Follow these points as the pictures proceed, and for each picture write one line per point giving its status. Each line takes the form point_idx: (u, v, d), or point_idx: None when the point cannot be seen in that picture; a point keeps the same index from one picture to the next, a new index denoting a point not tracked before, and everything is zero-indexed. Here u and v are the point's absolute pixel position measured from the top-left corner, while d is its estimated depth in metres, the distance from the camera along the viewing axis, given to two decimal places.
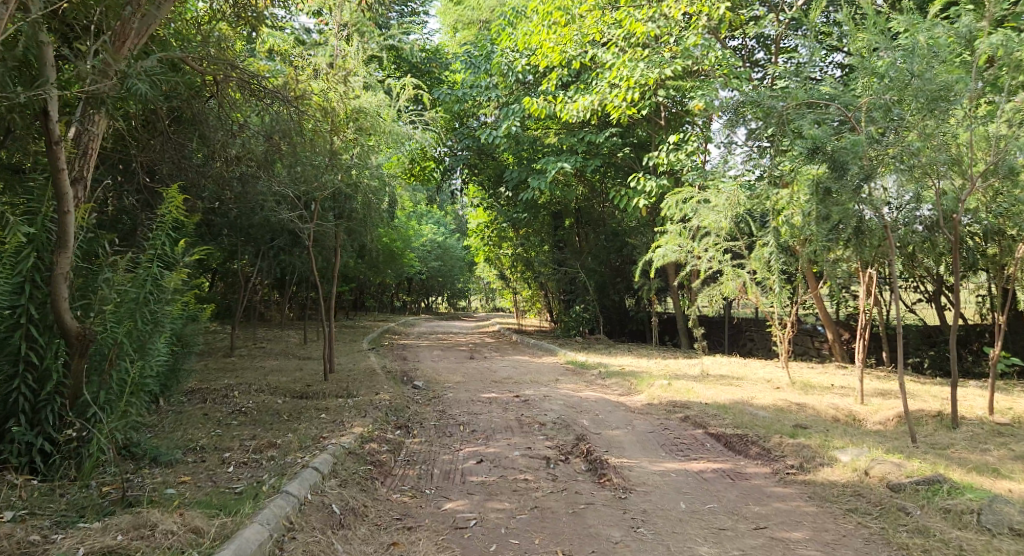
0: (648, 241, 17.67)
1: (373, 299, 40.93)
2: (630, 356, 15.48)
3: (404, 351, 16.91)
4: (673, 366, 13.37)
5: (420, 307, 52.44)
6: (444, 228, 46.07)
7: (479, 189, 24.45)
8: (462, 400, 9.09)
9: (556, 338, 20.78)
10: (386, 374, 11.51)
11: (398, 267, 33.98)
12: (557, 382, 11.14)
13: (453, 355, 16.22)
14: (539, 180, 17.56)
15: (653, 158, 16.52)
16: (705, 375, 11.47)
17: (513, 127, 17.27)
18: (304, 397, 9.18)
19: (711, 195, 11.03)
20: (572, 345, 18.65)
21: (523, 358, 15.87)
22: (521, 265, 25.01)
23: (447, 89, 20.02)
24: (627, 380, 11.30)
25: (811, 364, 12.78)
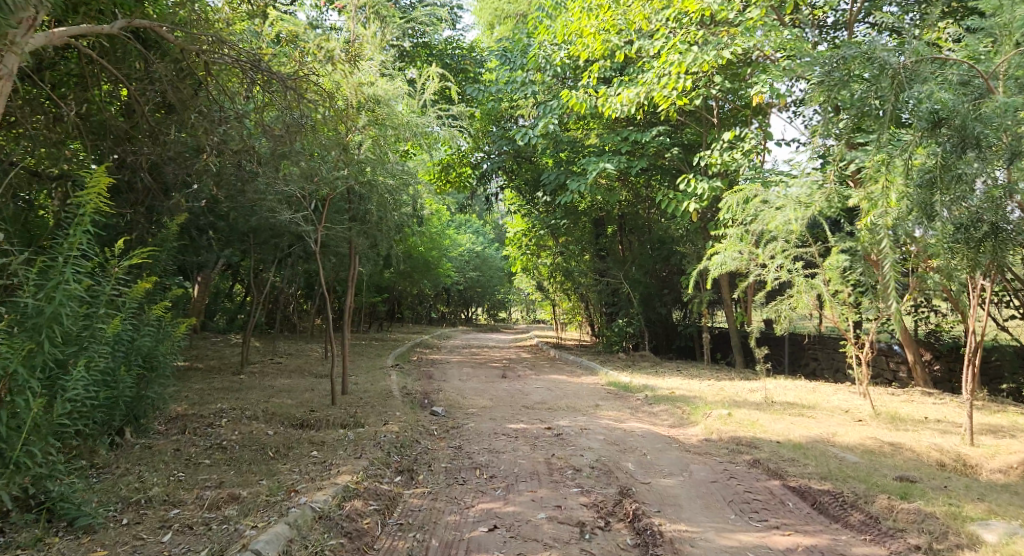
0: (698, 249, 16.18)
1: (409, 309, 39.88)
2: (678, 376, 14.00)
3: (432, 367, 15.69)
4: (729, 390, 11.85)
5: (458, 318, 51.29)
6: (482, 237, 44.86)
7: (516, 194, 23.17)
8: (484, 432, 7.80)
9: (596, 354, 19.37)
10: (405, 397, 10.29)
11: (433, 277, 32.88)
12: (596, 409, 9.81)
13: (485, 373, 14.98)
14: (579, 183, 16.24)
15: (705, 158, 15.05)
16: (768, 402, 10.00)
17: (551, 125, 15.98)
18: (305, 426, 7.99)
19: (778, 194, 9.48)
20: (615, 362, 17.22)
21: (560, 377, 14.54)
22: (560, 275, 23.64)
23: (481, 87, 18.85)
24: (677, 406, 9.91)
25: (890, 389, 11.17)
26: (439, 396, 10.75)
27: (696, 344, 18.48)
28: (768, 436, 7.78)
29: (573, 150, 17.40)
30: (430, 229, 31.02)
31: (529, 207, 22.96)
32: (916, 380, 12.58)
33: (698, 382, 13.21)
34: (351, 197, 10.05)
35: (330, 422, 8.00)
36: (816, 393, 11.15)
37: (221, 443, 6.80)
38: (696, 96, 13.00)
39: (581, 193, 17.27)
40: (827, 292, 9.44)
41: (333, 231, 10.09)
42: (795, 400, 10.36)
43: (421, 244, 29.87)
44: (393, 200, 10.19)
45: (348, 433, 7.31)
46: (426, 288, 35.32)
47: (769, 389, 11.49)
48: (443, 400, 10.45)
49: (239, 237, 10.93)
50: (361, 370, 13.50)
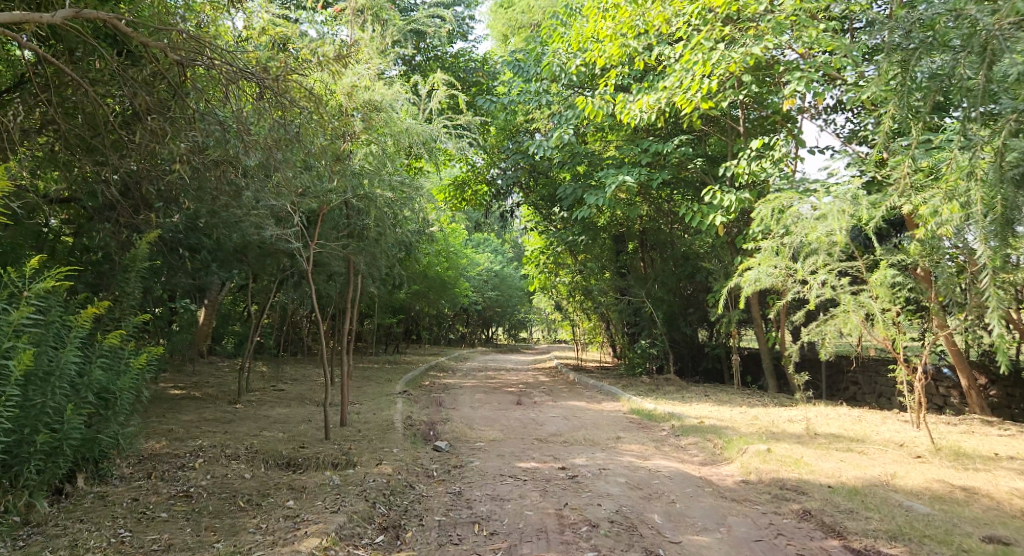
0: (725, 265, 15.23)
1: (426, 329, 39.16)
2: (705, 403, 13.02)
3: (443, 394, 14.84)
4: (763, 419, 10.86)
5: (477, 338, 50.42)
6: (501, 256, 44.09)
7: (533, 210, 22.36)
8: (490, 473, 6.93)
9: (618, 376, 18.42)
10: (408, 430, 9.47)
11: (450, 297, 32.13)
12: (616, 441, 8.92)
13: (498, 399, 14.12)
14: (597, 197, 15.42)
15: (730, 168, 14.16)
16: (807, 434, 9.03)
17: (567, 136, 15.20)
18: (292, 466, 7.16)
19: (821, 202, 8.54)
20: (637, 386, 16.27)
21: (579, 403, 13.64)
22: (580, 294, 22.74)
23: (494, 99, 18.12)
24: (706, 438, 8.99)
25: (943, 419, 10.12)
26: (446, 428, 9.93)
27: (723, 366, 17.49)
28: (812, 479, 6.84)
29: (591, 162, 16.59)
30: (445, 247, 30.30)
31: (546, 223, 22.15)
32: (971, 407, 11.46)
33: (729, 408, 12.21)
34: (349, 212, 9.30)
35: (321, 461, 7.16)
36: (859, 423, 10.15)
37: (189, 488, 5.93)
38: (722, 99, 12.07)
39: (600, 207, 16.43)
40: (878, 311, 8.45)
41: (329, 249, 9.33)
42: (838, 431, 9.37)
43: (436, 263, 29.13)
44: (393, 215, 9.39)
45: (334, 473, 6.49)
46: (443, 308, 34.53)
47: (809, 418, 10.48)
48: (450, 433, 9.62)
49: (233, 255, 10.19)
50: (366, 398, 12.69)
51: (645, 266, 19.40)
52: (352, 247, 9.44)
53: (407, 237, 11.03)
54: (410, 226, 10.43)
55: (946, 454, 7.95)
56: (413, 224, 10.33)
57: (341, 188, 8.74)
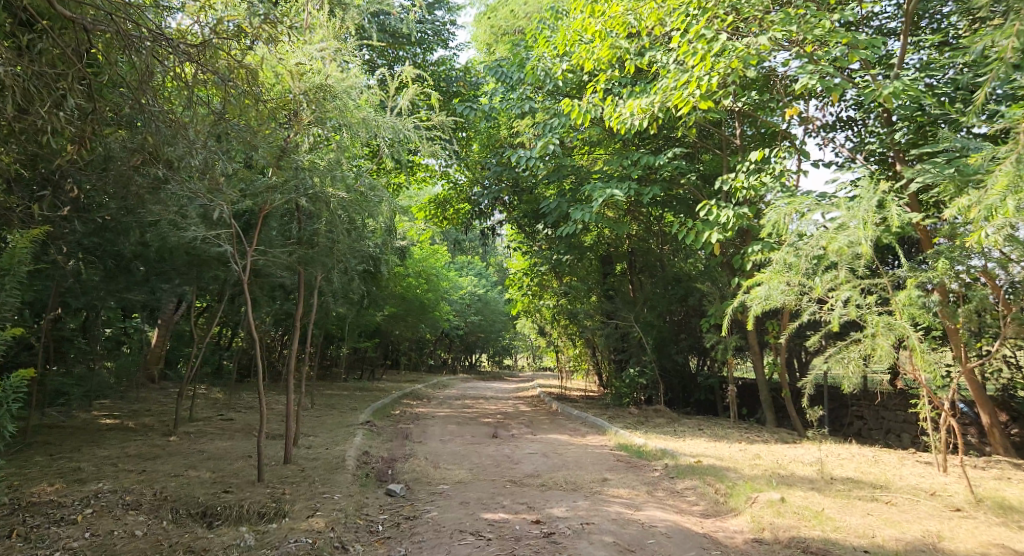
0: (721, 288, 14.16)
1: (406, 354, 37.83)
2: (700, 439, 11.80)
3: (413, 425, 13.56)
4: (766, 459, 9.69)
5: (460, 364, 49.01)
6: (485, 279, 42.97)
7: (517, 228, 21.26)
8: (449, 530, 5.71)
9: (604, 407, 17.23)
10: (363, 470, 8.21)
11: (430, 320, 30.91)
12: (602, 485, 7.71)
13: (473, 431, 12.88)
14: (583, 211, 14.33)
15: (727, 182, 13.12)
16: (820, 479, 7.85)
17: (551, 146, 14.17)
18: (207, 517, 5.95)
19: (842, 211, 7.52)
20: (625, 418, 15.07)
21: (561, 436, 12.43)
22: (565, 319, 21.60)
23: (475, 106, 17.07)
24: (705, 481, 7.80)
25: (971, 463, 9.00)
26: (407, 467, 8.68)
27: (716, 397, 16.34)
28: (840, 539, 5.67)
29: (577, 175, 15.57)
30: (426, 267, 29.13)
31: (531, 242, 21.06)
32: (997, 448, 10.34)
33: (727, 445, 11.05)
34: (298, 216, 8.13)
35: (244, 511, 5.97)
36: (876, 465, 8.97)
37: (55, 554, 4.99)
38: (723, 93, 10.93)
39: (586, 223, 15.36)
40: (914, 333, 7.32)
41: (272, 256, 8.12)
42: (855, 476, 8.21)
43: (415, 284, 27.92)
44: (351, 221, 8.22)
45: (250, 531, 5.44)
46: (423, 332, 33.24)
47: (818, 458, 9.31)
48: (411, 473, 8.38)
49: (170, 263, 9.00)
50: (323, 430, 11.40)
51: (634, 289, 18.31)
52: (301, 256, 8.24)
53: (367, 250, 9.85)
54: (370, 236, 9.27)
55: (986, 506, 6.80)
56: (373, 234, 9.17)
57: (290, 184, 7.57)
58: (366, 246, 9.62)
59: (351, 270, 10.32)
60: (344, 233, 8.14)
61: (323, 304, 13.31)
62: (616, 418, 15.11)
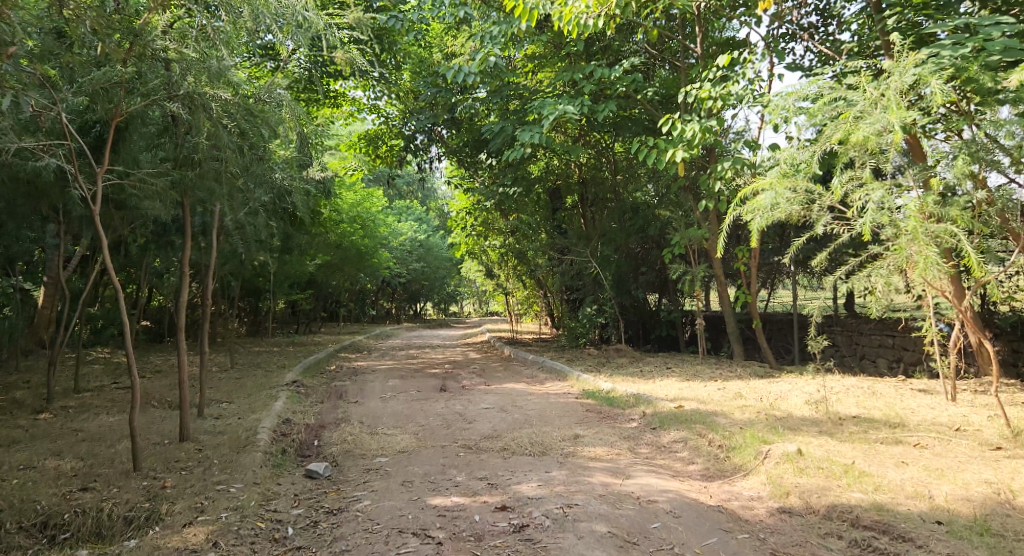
0: (685, 213, 12.87)
1: (347, 307, 36.00)
2: (670, 378, 10.59)
3: (348, 383, 11.96)
4: (752, 399, 8.51)
5: (404, 314, 47.32)
6: (426, 225, 41.14)
7: (457, 163, 19.57)
8: (390, 530, 4.39)
9: (559, 350, 15.97)
10: (278, 445, 6.62)
11: (369, 269, 29.12)
12: (575, 445, 6.32)
13: (416, 385, 11.43)
14: (531, 131, 12.78)
15: (691, 93, 11.62)
16: (823, 418, 6.68)
17: (491, 58, 12.49)
18: (50, 530, 4.60)
19: (864, 94, 6.28)
20: (584, 360, 13.83)
21: (517, 385, 11.09)
22: (513, 259, 20.18)
23: (405, 19, 15.18)
24: (694, 430, 6.56)
25: (982, 391, 7.89)
26: (335, 436, 7.16)
27: (679, 333, 15.18)
28: (892, 503, 4.47)
29: (522, 95, 13.95)
30: (361, 212, 27.22)
31: (473, 176, 19.44)
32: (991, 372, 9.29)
33: (701, 384, 9.91)
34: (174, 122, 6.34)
35: (102, 517, 4.65)
36: (880, 398, 7.79)
37: None
38: None
39: (534, 147, 13.83)
40: (966, 242, 6.09)
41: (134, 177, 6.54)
42: (863, 412, 7.00)
43: (350, 231, 26.03)
44: (239, 134, 6.58)
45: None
46: (363, 281, 31.43)
47: (811, 394, 8.16)
48: (339, 443, 6.87)
49: (23, 199, 7.27)
50: (239, 395, 9.76)
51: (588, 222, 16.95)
52: (177, 179, 6.62)
53: (269, 175, 8.14)
54: (271, 155, 7.56)
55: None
56: (274, 151, 7.47)
57: (153, 81, 6.08)
58: (267, 168, 7.91)
59: (256, 201, 8.61)
60: (230, 146, 6.49)
61: (235, 250, 11.56)
62: (575, 360, 13.88)
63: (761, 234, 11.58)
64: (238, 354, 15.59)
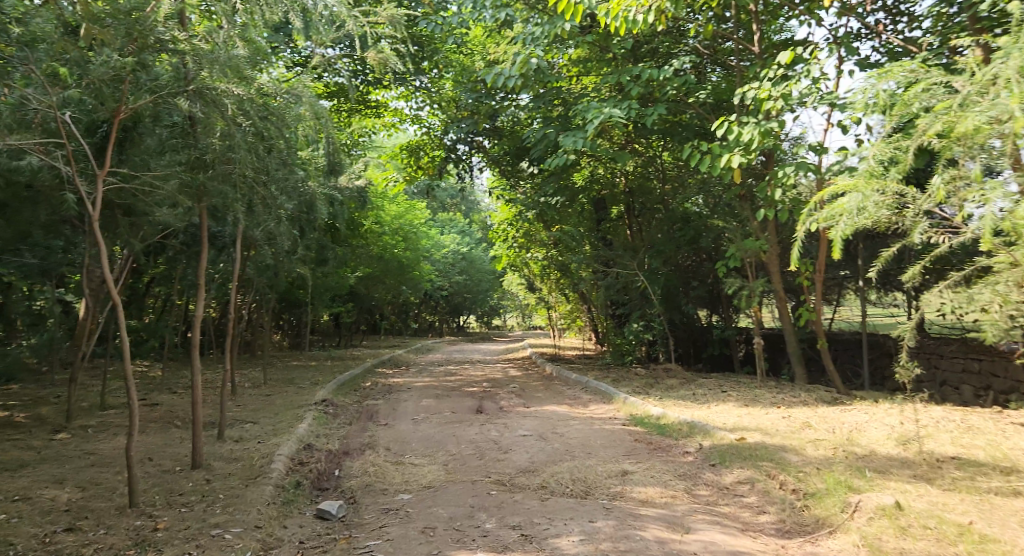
0: (740, 224, 12.04)
1: (389, 319, 35.69)
2: (725, 403, 9.73)
3: (382, 402, 11.40)
4: (822, 431, 7.65)
5: (447, 328, 46.86)
6: (469, 237, 40.73)
7: (498, 172, 19.01)
8: None
9: (604, 368, 15.20)
10: (294, 477, 6.04)
11: (411, 281, 28.73)
12: (624, 486, 5.60)
13: (452, 405, 10.80)
14: (575, 137, 12.12)
15: (749, 94, 10.82)
16: (915, 459, 5.82)
17: (534, 60, 11.91)
18: None
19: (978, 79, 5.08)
20: (631, 380, 13.05)
21: (559, 407, 10.38)
22: (557, 271, 19.48)
23: (445, 23, 14.69)
24: (760, 470, 5.78)
25: None
26: (358, 465, 6.56)
27: (733, 352, 14.28)
28: None
29: (566, 100, 13.33)
30: (402, 223, 26.87)
31: (515, 186, 18.84)
32: None
33: (763, 410, 9.07)
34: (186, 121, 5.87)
35: None
36: (972, 433, 6.86)
37: None
38: None
39: (578, 153, 13.16)
40: None
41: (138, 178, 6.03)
42: (957, 451, 6.11)
43: (392, 243, 25.66)
44: (256, 134, 6.08)
45: None
46: (405, 294, 31.03)
47: (892, 427, 7.26)
48: (362, 474, 6.24)
49: (39, 208, 6.90)
50: (266, 414, 9.24)
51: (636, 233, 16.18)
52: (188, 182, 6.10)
53: (293, 178, 7.64)
54: (293, 158, 7.05)
55: None
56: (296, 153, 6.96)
57: (162, 75, 5.59)
58: (290, 172, 7.40)
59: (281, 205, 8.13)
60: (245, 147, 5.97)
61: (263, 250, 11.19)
62: (622, 379, 13.11)
63: (827, 243, 10.70)
64: (273, 369, 15.19)
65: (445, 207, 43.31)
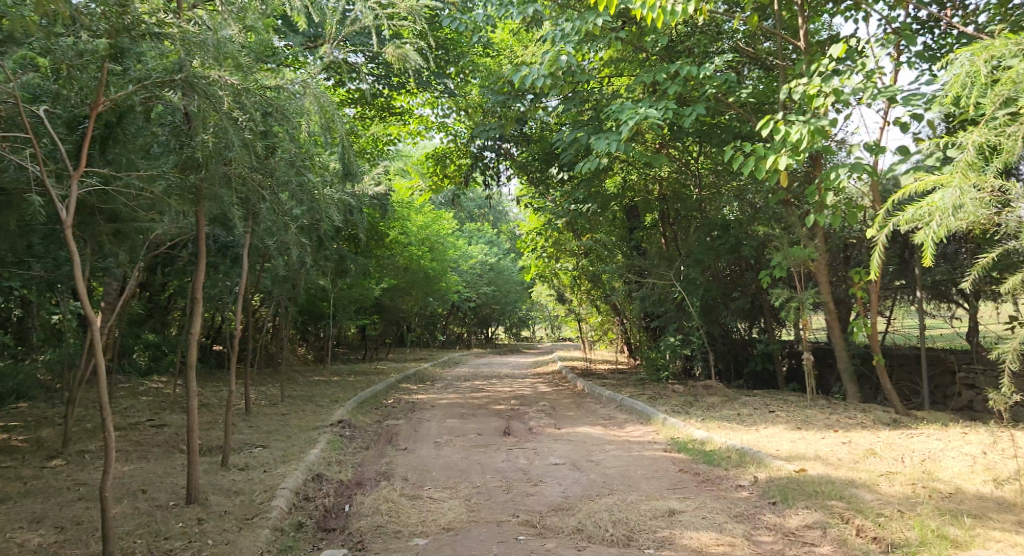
0: (786, 230, 11.22)
1: (416, 331, 35.13)
2: (773, 427, 8.89)
3: (404, 422, 10.75)
4: (890, 461, 6.83)
5: (475, 339, 46.15)
6: (497, 247, 40.13)
7: (526, 180, 18.37)
8: None
9: (639, 384, 14.41)
10: (298, 518, 5.40)
11: (437, 292, 28.16)
12: (673, 534, 4.89)
13: (478, 426, 10.11)
14: (607, 139, 11.40)
15: (797, 90, 10.04)
16: (1013, 503, 5.01)
17: (563, 57, 11.27)
18: None
19: None
20: (669, 397, 12.25)
21: (592, 429, 9.64)
22: (589, 282, 18.72)
23: (470, 22, 14.11)
24: (831, 515, 5.02)
25: None
26: (371, 500, 5.89)
27: (777, 368, 13.41)
28: None
29: (596, 101, 12.66)
30: (428, 234, 26.33)
31: (544, 193, 18.16)
32: None
33: (819, 436, 8.24)
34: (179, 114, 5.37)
35: None
36: None
37: None
38: None
39: (610, 156, 12.44)
40: None
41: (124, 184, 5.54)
42: None
43: (418, 254, 25.11)
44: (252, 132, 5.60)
45: None
46: (432, 306, 30.46)
47: (973, 459, 6.43)
48: (373, 512, 5.60)
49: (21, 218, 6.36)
50: (279, 437, 8.63)
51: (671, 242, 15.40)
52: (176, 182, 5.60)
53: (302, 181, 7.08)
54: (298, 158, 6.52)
55: None
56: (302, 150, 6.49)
57: (151, 63, 5.08)
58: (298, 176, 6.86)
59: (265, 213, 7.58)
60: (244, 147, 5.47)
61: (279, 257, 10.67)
62: (660, 396, 12.33)
63: (883, 251, 9.85)
64: (293, 385, 14.64)
65: (472, 217, 42.74)
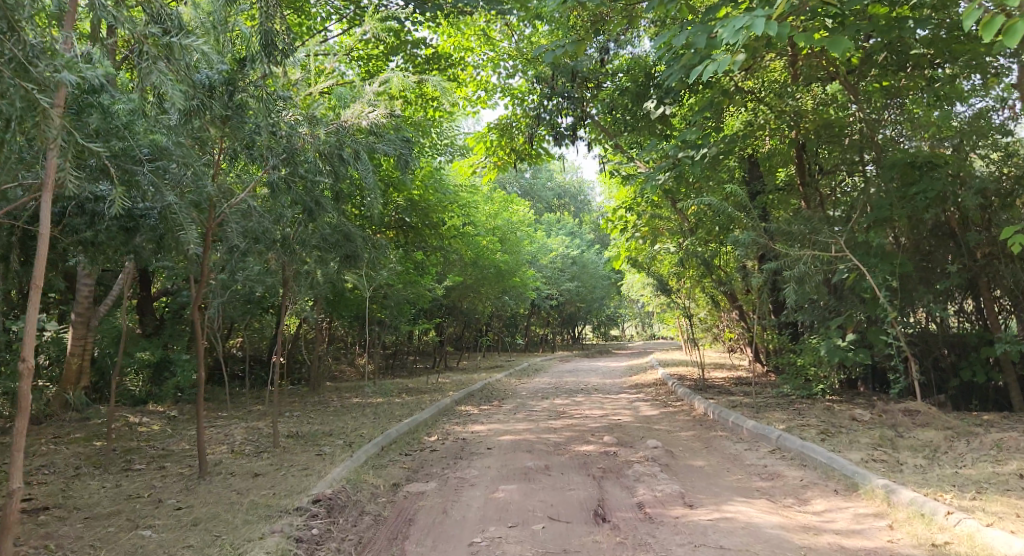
0: None
1: (492, 335, 31.26)
2: None
3: (435, 485, 6.84)
4: None
5: (560, 342, 41.98)
6: (580, 239, 35.83)
7: (612, 136, 14.20)
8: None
9: (790, 404, 10.04)
10: None
11: (512, 290, 24.20)
12: None
13: (552, 497, 6.11)
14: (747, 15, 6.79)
15: None
16: None
17: None
18: None
19: None
20: (849, 430, 7.91)
21: (751, 508, 5.45)
22: (703, 265, 14.35)
23: None
24: None
25: None
26: None
27: (1010, 379, 8.79)
28: None
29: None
30: (497, 222, 22.50)
31: (637, 149, 13.87)
32: None
33: None
34: None
35: None
36: None
37: None
38: None
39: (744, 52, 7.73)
40: None
41: None
42: None
43: (487, 245, 21.28)
44: None
45: None
46: (508, 307, 26.53)
47: None
48: None
49: None
50: (188, 549, 4.94)
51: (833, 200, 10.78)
52: None
53: None
54: None
55: None
56: None
57: None
58: None
59: (151, 97, 5.48)
60: None
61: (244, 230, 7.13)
62: (832, 429, 8.04)
63: None
64: (311, 417, 10.98)
65: (549, 207, 38.72)
